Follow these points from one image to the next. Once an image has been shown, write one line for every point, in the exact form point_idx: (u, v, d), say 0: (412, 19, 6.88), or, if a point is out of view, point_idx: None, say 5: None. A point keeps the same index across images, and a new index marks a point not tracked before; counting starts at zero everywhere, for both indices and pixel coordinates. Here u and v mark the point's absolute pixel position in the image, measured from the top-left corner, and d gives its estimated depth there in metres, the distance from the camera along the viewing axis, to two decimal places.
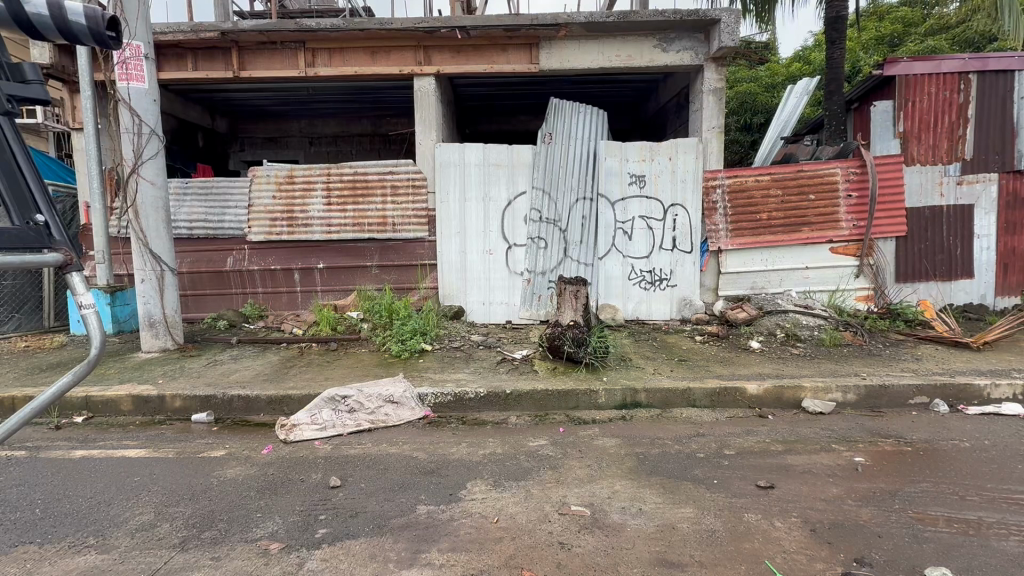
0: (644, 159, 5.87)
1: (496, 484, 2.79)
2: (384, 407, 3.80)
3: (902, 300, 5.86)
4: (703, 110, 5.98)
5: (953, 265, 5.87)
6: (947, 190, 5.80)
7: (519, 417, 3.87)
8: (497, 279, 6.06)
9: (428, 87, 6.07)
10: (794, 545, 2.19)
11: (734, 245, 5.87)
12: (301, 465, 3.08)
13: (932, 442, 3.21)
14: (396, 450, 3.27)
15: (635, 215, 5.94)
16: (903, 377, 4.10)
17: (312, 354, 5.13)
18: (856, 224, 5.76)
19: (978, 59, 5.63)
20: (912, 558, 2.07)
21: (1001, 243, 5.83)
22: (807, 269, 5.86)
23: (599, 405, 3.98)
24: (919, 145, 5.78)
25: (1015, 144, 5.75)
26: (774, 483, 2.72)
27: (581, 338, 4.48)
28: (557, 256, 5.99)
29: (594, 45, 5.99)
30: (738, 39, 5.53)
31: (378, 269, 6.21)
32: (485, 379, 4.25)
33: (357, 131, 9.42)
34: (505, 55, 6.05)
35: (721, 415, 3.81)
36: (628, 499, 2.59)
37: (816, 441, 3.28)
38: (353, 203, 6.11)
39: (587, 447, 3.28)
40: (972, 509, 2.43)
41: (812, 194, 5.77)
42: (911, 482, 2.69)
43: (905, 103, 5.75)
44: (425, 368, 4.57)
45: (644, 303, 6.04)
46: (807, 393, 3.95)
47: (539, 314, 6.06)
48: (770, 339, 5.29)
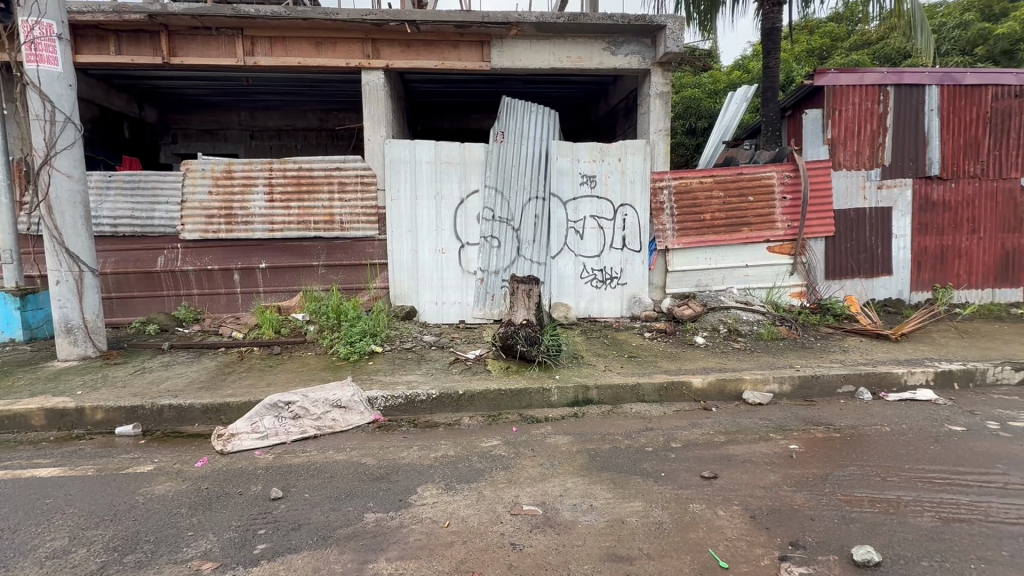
0: (595, 160, 5.97)
1: (448, 486, 2.74)
2: (331, 412, 3.65)
3: (831, 296, 6.27)
4: (651, 112, 6.15)
5: (875, 263, 6.34)
6: (869, 193, 6.27)
7: (471, 418, 3.83)
8: (450, 278, 5.99)
9: (377, 82, 5.89)
10: (735, 532, 2.27)
11: (680, 245, 6.08)
12: (238, 477, 2.90)
13: (858, 428, 3.44)
14: (343, 457, 3.15)
15: (586, 214, 6.03)
16: (832, 367, 4.39)
17: (253, 359, 4.87)
18: (791, 224, 6.11)
19: (894, 73, 6.12)
20: (840, 539, 2.20)
21: (915, 243, 6.37)
22: (747, 267, 6.16)
23: (552, 403, 4.01)
24: (845, 151, 6.21)
25: (927, 152, 6.28)
26: (717, 473, 2.83)
27: (534, 337, 4.50)
28: (509, 255, 5.99)
29: (545, 45, 6.02)
30: (682, 45, 5.73)
31: (325, 268, 5.97)
32: (437, 380, 4.18)
33: (303, 124, 9.04)
34: (456, 52, 5.99)
35: (668, 409, 3.93)
36: (580, 495, 2.62)
37: (755, 431, 3.44)
38: (298, 200, 5.84)
39: (539, 445, 3.30)
40: (892, 489, 2.62)
41: (752, 195, 6.07)
42: (840, 466, 2.87)
43: (833, 112, 6.15)
44: (374, 370, 4.44)
45: (596, 301, 6.14)
46: (747, 384, 4.15)
47: (492, 312, 6.04)
48: (713, 334, 5.51)
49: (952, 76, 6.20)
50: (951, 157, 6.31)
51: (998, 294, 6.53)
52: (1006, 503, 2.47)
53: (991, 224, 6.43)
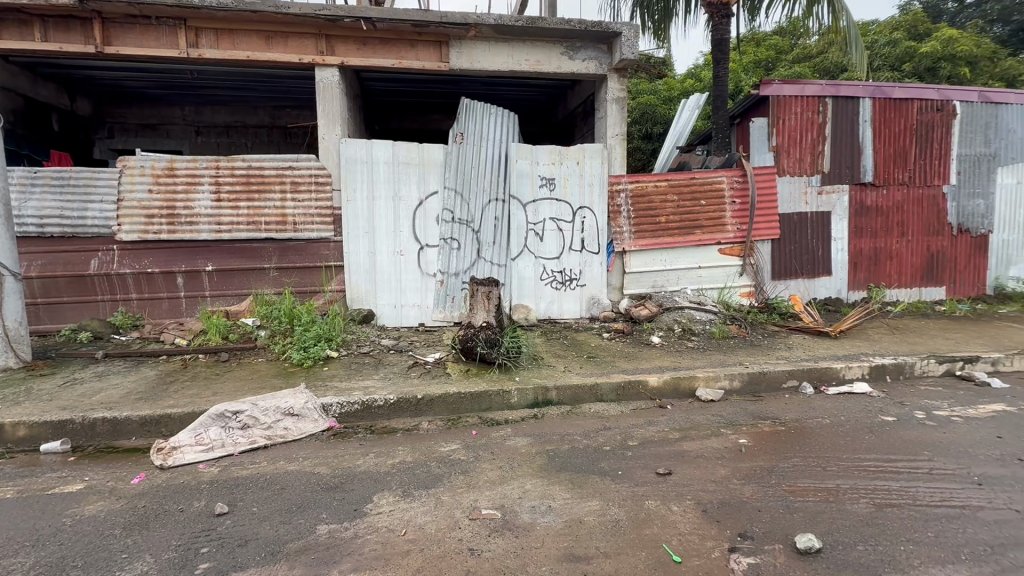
0: (554, 163, 6.03)
1: (405, 493, 2.68)
2: (283, 421, 3.51)
3: (777, 295, 6.58)
4: (608, 117, 6.27)
5: (817, 264, 6.71)
6: (811, 198, 6.63)
7: (430, 423, 3.77)
8: (409, 281, 5.89)
9: (332, 79, 5.72)
10: (688, 526, 2.34)
11: (637, 247, 6.23)
12: (180, 493, 2.73)
13: (801, 421, 3.63)
14: (296, 467, 3.03)
15: (546, 216, 6.08)
16: (778, 364, 4.60)
17: (198, 367, 4.62)
18: (740, 227, 6.38)
19: (832, 86, 6.51)
20: (785, 528, 2.31)
21: (852, 245, 6.79)
22: (700, 269, 6.38)
23: (511, 405, 4.01)
24: (789, 158, 6.55)
25: (861, 160, 6.71)
26: (672, 469, 2.91)
27: (494, 340, 4.49)
28: (469, 257, 5.97)
29: (503, 48, 6.03)
30: (637, 52, 5.89)
31: (277, 271, 5.74)
32: (395, 385, 4.09)
33: (253, 121, 8.69)
34: (414, 51, 5.91)
35: (626, 408, 4.01)
36: (539, 496, 2.63)
37: (708, 427, 3.56)
38: (247, 200, 5.60)
39: (498, 448, 3.29)
40: (831, 478, 2.76)
41: (704, 199, 6.30)
42: (785, 458, 3.01)
43: (778, 121, 6.47)
44: (329, 376, 4.30)
45: (556, 302, 6.19)
46: (699, 382, 4.29)
47: (453, 315, 5.99)
48: (669, 333, 5.68)
49: (883, 89, 6.65)
50: (883, 164, 6.77)
51: (925, 293, 7.04)
52: (932, 487, 2.65)
53: (918, 228, 6.94)
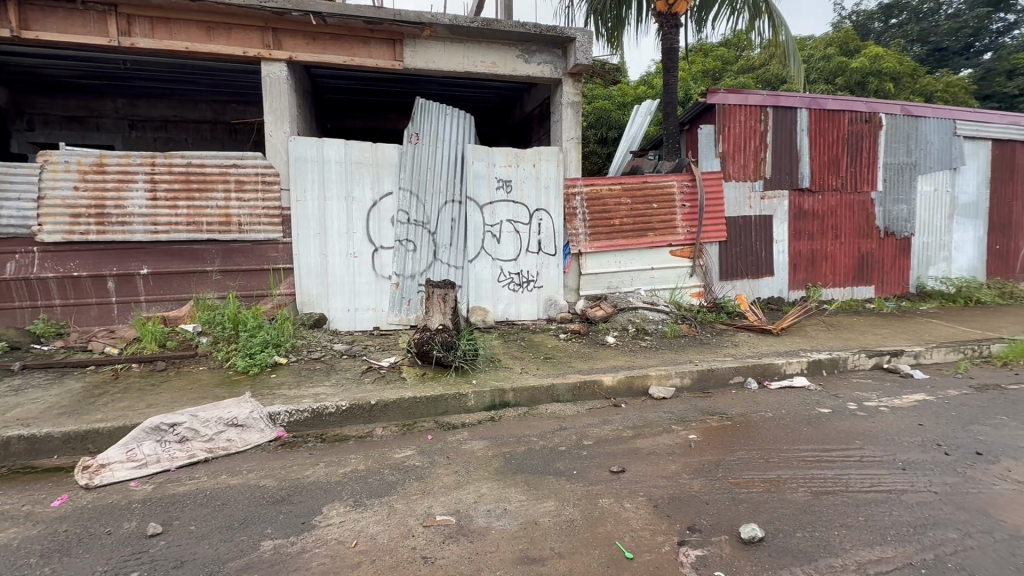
0: (510, 165, 6.05)
1: (356, 503, 2.60)
2: (226, 432, 3.32)
3: (725, 295, 6.87)
4: (563, 121, 6.35)
5: (760, 265, 7.05)
6: (754, 203, 6.97)
7: (384, 429, 3.68)
8: (363, 283, 5.74)
9: (279, 74, 5.49)
10: (640, 522, 2.39)
11: (592, 248, 6.34)
12: (107, 515, 2.53)
13: (746, 415, 3.79)
14: (239, 481, 2.87)
15: (503, 218, 6.09)
16: (725, 361, 4.80)
17: (131, 377, 4.31)
18: (690, 230, 6.62)
19: (772, 96, 6.87)
20: (731, 520, 2.39)
21: (792, 247, 7.19)
22: (652, 270, 6.57)
23: (468, 408, 3.97)
24: (734, 164, 6.85)
25: (799, 167, 7.11)
26: (625, 467, 2.97)
27: (450, 342, 4.44)
28: (426, 259, 5.89)
29: (458, 48, 5.99)
30: (591, 58, 6.03)
31: (221, 274, 5.45)
32: (347, 391, 3.96)
33: (195, 116, 8.23)
34: (367, 48, 5.77)
35: (581, 408, 4.06)
36: (494, 500, 2.61)
37: (660, 424, 3.66)
38: (187, 199, 5.28)
39: (454, 452, 3.25)
40: (773, 469, 2.90)
41: (655, 202, 6.50)
42: (731, 452, 3.14)
43: (723, 128, 6.76)
44: (278, 384, 4.12)
45: (513, 304, 6.20)
46: (652, 380, 4.41)
47: (409, 318, 5.88)
48: (623, 334, 5.80)
49: (818, 101, 7.07)
50: (819, 171, 7.20)
51: (857, 292, 7.55)
52: (862, 473, 2.84)
53: (850, 231, 7.43)
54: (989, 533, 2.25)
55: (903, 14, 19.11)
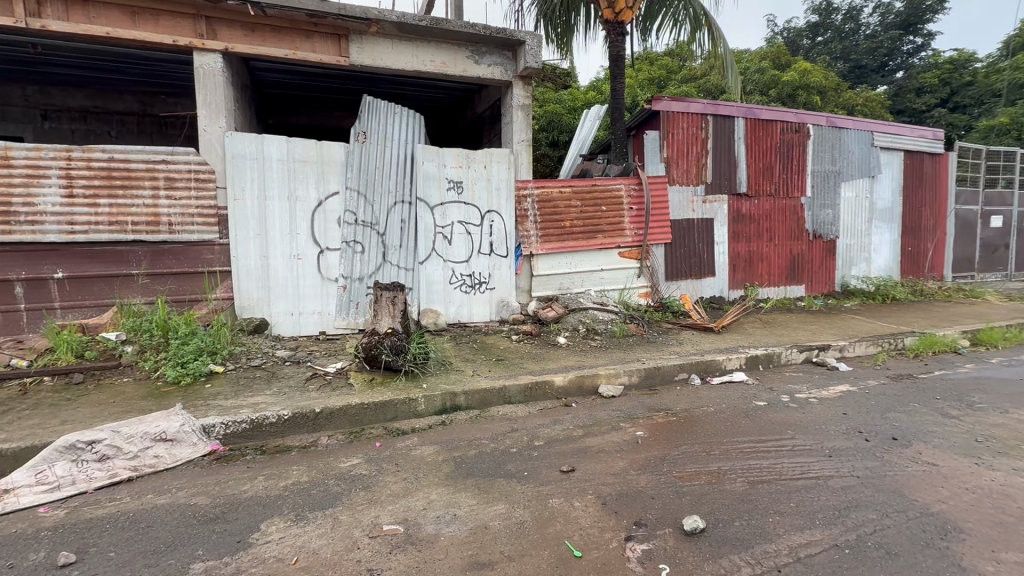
0: (461, 166, 6.00)
1: (297, 517, 2.48)
2: (153, 448, 3.09)
3: (670, 295, 7.13)
4: (513, 123, 6.37)
5: (703, 266, 7.38)
6: (696, 206, 7.28)
7: (330, 438, 3.54)
8: (307, 286, 5.51)
9: (213, 65, 5.18)
10: (588, 520, 2.42)
11: (544, 250, 6.40)
12: (9, 546, 2.28)
13: (690, 410, 3.95)
14: (167, 500, 2.67)
15: (454, 219, 6.03)
16: (670, 358, 4.97)
17: (43, 393, 3.92)
18: (637, 232, 6.82)
19: (712, 105, 7.20)
20: (675, 512, 2.47)
21: (731, 249, 7.57)
22: (601, 271, 6.72)
23: (418, 413, 3.89)
24: (678, 169, 7.13)
25: (737, 173, 7.50)
26: (575, 466, 3.00)
27: (400, 346, 4.34)
28: (375, 261, 5.75)
29: (407, 46, 5.88)
30: (541, 61, 6.10)
31: (148, 277, 5.06)
32: (290, 399, 3.78)
33: (119, 108, 7.64)
34: (310, 42, 5.56)
35: (533, 408, 4.08)
36: (444, 506, 2.57)
37: (609, 422, 3.74)
38: (109, 196, 4.88)
39: (403, 458, 3.17)
40: (714, 461, 3.03)
41: (604, 205, 6.65)
42: (675, 446, 3.25)
43: (667, 135, 7.02)
44: (213, 394, 3.87)
45: (465, 306, 6.15)
46: (602, 379, 4.50)
47: (357, 322, 5.71)
48: (574, 334, 5.89)
49: (753, 111, 7.48)
50: (755, 177, 7.62)
51: (790, 290, 8.04)
52: (794, 461, 3.01)
53: (783, 234, 7.91)
54: (903, 512, 2.44)
55: (828, 32, 20.62)
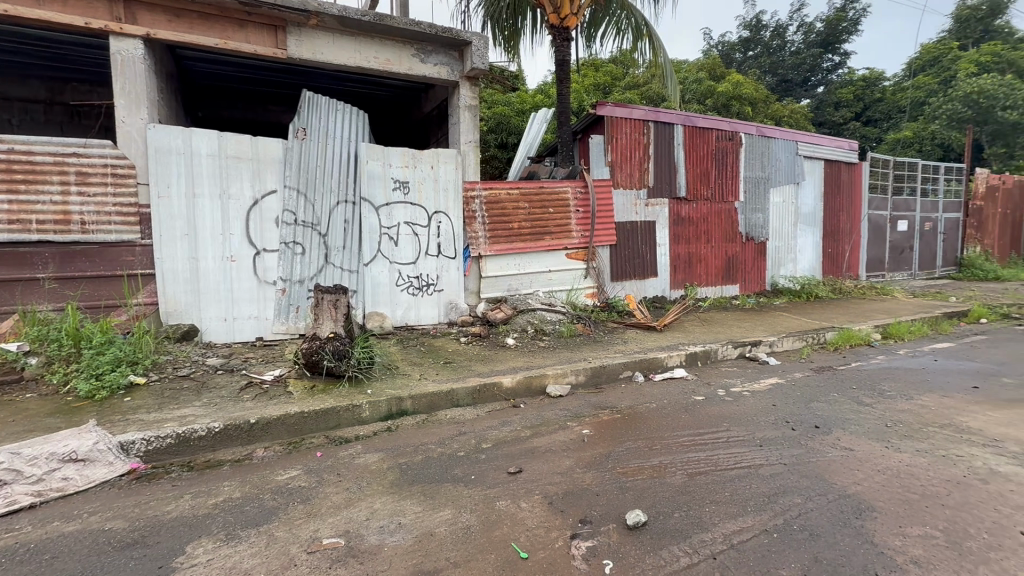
0: (407, 166, 5.89)
1: (228, 537, 2.32)
2: (62, 470, 2.81)
3: (616, 295, 7.33)
4: (460, 123, 6.32)
5: (646, 267, 7.64)
6: (640, 209, 7.54)
7: (266, 450, 3.36)
8: (242, 289, 5.21)
9: (133, 51, 4.78)
10: (535, 521, 2.43)
11: (492, 252, 6.38)
12: None
13: (633, 407, 4.07)
14: (78, 527, 2.43)
15: (400, 220, 5.90)
16: (616, 357, 5.11)
17: None
18: (584, 234, 6.97)
19: (653, 112, 7.48)
20: (618, 508, 2.53)
21: (672, 250, 7.89)
22: (549, 272, 6.81)
23: (363, 419, 3.77)
24: (622, 173, 7.35)
25: (677, 178, 7.83)
26: (522, 467, 3.00)
27: (343, 351, 4.19)
28: (316, 263, 5.53)
29: (349, 41, 5.70)
30: (487, 63, 6.09)
31: (57, 282, 4.59)
32: (222, 410, 3.55)
33: (21, 94, 6.88)
34: (243, 32, 5.26)
35: (481, 411, 4.06)
36: (388, 515, 2.50)
37: (556, 421, 3.78)
38: (9, 192, 4.38)
39: (346, 468, 3.06)
40: (656, 456, 3.13)
41: (551, 207, 6.75)
42: (619, 443, 3.33)
43: (612, 139, 7.22)
44: (134, 408, 3.57)
45: (413, 308, 6.03)
46: (549, 379, 4.55)
47: (297, 327, 5.46)
48: (523, 334, 5.92)
49: (691, 119, 7.85)
50: (693, 182, 7.99)
51: (725, 290, 8.50)
52: (729, 452, 3.18)
53: (719, 236, 8.34)
54: (825, 495, 2.63)
55: (757, 47, 22.02)
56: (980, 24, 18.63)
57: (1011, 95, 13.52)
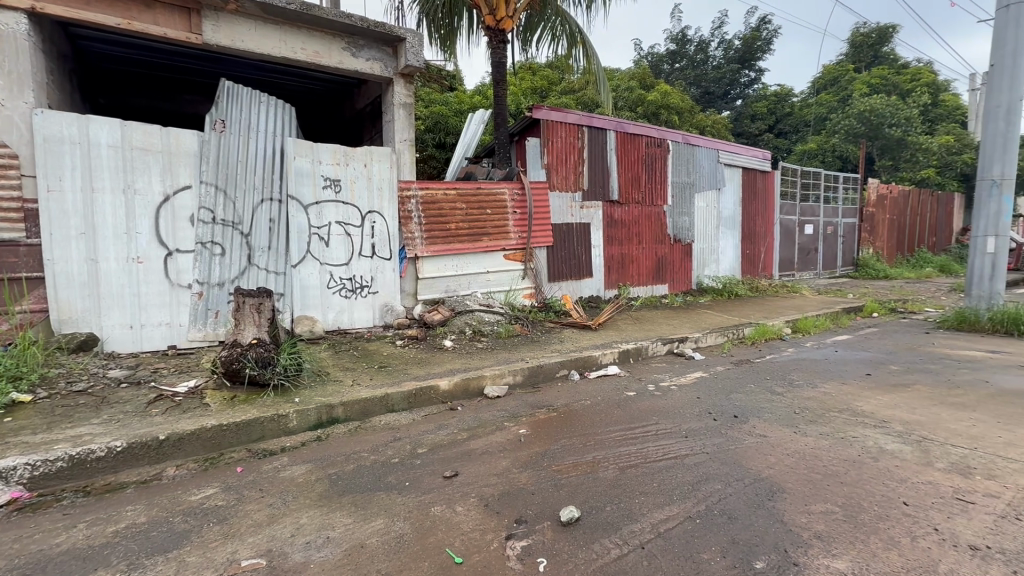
0: (338, 163, 5.66)
1: (130, 567, 2.10)
2: None
3: (553, 295, 7.46)
4: (395, 121, 6.16)
5: (582, 268, 7.85)
6: (575, 211, 7.73)
7: (179, 468, 3.09)
8: (152, 294, 4.76)
9: (14, 26, 4.21)
10: (470, 524, 2.40)
11: (429, 253, 6.28)
12: None
13: (569, 405, 4.16)
14: None
15: (331, 220, 5.66)
16: (552, 356, 5.20)
17: None
18: (521, 235, 7.04)
19: (586, 118, 7.70)
20: (553, 505, 2.57)
21: (606, 252, 8.17)
22: (487, 273, 6.80)
23: (290, 430, 3.56)
24: (558, 175, 7.50)
25: (610, 182, 8.11)
26: (458, 470, 2.97)
27: (267, 358, 3.94)
28: (237, 265, 5.19)
29: (273, 30, 5.38)
30: (422, 60, 5.98)
31: None
32: (126, 428, 3.22)
33: None
34: (150, 13, 4.81)
35: (417, 415, 3.97)
36: (315, 530, 2.37)
37: (493, 422, 3.78)
38: None
39: (270, 482, 2.87)
40: (589, 452, 3.21)
41: (488, 208, 6.76)
42: (554, 441, 3.38)
43: (547, 143, 7.35)
44: (18, 429, 3.15)
45: (346, 311, 5.80)
46: (487, 380, 4.54)
47: (216, 333, 5.09)
48: (460, 336, 5.86)
49: (622, 125, 8.16)
50: (625, 186, 8.32)
51: (656, 289, 8.91)
52: (657, 444, 3.32)
53: (649, 238, 8.74)
54: (742, 480, 2.81)
55: (683, 60, 23.33)
56: (870, 49, 20.92)
57: (896, 114, 15.43)
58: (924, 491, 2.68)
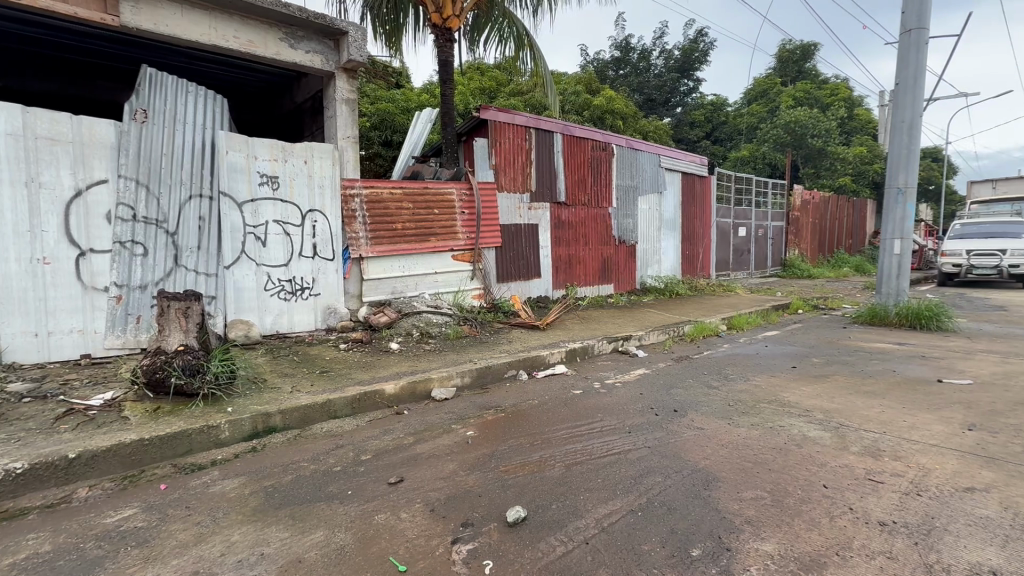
0: (276, 159, 5.39)
1: None
2: None
3: (501, 296, 7.47)
4: (337, 117, 5.94)
5: (530, 268, 7.92)
6: (523, 212, 7.79)
7: (92, 488, 2.82)
8: (61, 298, 4.31)
9: None
10: (415, 531, 2.35)
11: (374, 253, 6.10)
12: None
13: (517, 405, 4.18)
14: None
15: (268, 218, 5.38)
16: (501, 357, 5.21)
17: None
18: (469, 236, 7.00)
19: (533, 120, 7.77)
20: (500, 506, 2.57)
21: (554, 252, 8.29)
22: (435, 274, 6.71)
23: (222, 442, 3.35)
24: (505, 176, 7.52)
25: (557, 183, 8.23)
26: (403, 476, 2.90)
27: (196, 366, 3.70)
28: (162, 266, 4.84)
29: (202, 16, 5.04)
30: (366, 55, 5.82)
31: None
32: (27, 447, 2.89)
33: None
34: None
35: (362, 421, 3.85)
36: (248, 547, 2.24)
37: (441, 425, 3.73)
38: None
39: (198, 499, 2.68)
40: (537, 451, 3.23)
41: (435, 209, 6.68)
42: (502, 442, 3.38)
43: (495, 143, 7.35)
44: None
45: (285, 315, 5.54)
46: (434, 382, 4.48)
47: (138, 340, 4.70)
48: (407, 338, 5.74)
49: (568, 129, 8.30)
50: (572, 188, 8.47)
51: (602, 289, 9.14)
52: (602, 441, 3.40)
53: (595, 239, 8.95)
54: (680, 472, 2.93)
55: (627, 67, 24.08)
56: (795, 65, 22.53)
57: (817, 126, 16.72)
58: (841, 473, 2.91)
